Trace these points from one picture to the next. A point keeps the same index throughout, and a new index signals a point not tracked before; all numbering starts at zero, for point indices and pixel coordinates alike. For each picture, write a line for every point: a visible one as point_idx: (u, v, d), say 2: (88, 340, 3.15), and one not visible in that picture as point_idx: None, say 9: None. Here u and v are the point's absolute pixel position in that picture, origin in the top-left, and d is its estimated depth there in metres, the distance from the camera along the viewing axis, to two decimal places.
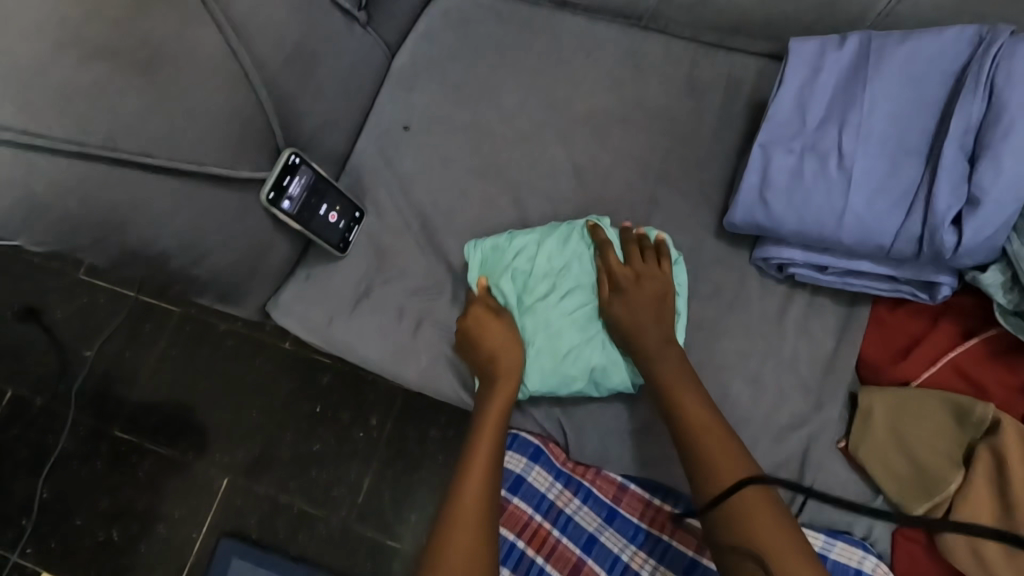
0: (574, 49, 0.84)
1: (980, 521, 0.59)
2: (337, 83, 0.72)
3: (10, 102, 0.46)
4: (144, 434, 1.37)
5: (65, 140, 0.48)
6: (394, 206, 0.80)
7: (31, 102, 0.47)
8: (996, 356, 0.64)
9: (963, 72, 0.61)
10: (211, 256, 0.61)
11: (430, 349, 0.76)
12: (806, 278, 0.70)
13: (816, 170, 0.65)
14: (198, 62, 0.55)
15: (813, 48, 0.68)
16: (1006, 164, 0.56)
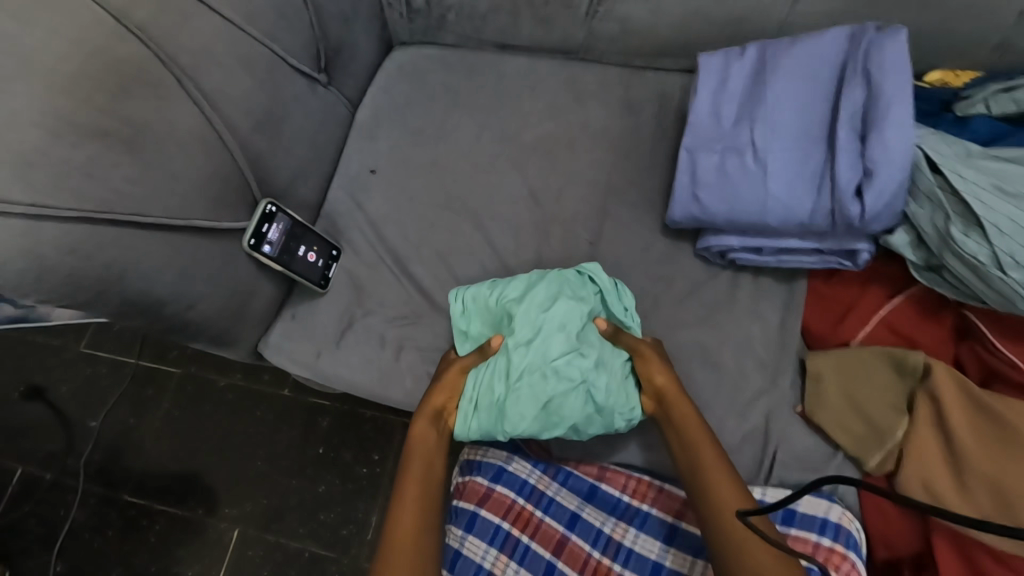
0: (519, 85, 0.93)
1: (930, 459, 0.65)
2: (307, 138, 0.81)
3: (22, 179, 0.52)
4: (153, 497, 1.40)
5: (68, 208, 0.54)
6: (369, 242, 0.88)
7: (37, 178, 0.53)
8: (922, 310, 0.70)
9: (845, 65, 0.70)
10: (202, 299, 0.67)
11: (415, 369, 0.82)
12: (746, 261, 0.77)
13: (737, 164, 0.73)
14: (177, 133, 0.63)
15: (719, 61, 0.77)
16: (891, 140, 0.64)
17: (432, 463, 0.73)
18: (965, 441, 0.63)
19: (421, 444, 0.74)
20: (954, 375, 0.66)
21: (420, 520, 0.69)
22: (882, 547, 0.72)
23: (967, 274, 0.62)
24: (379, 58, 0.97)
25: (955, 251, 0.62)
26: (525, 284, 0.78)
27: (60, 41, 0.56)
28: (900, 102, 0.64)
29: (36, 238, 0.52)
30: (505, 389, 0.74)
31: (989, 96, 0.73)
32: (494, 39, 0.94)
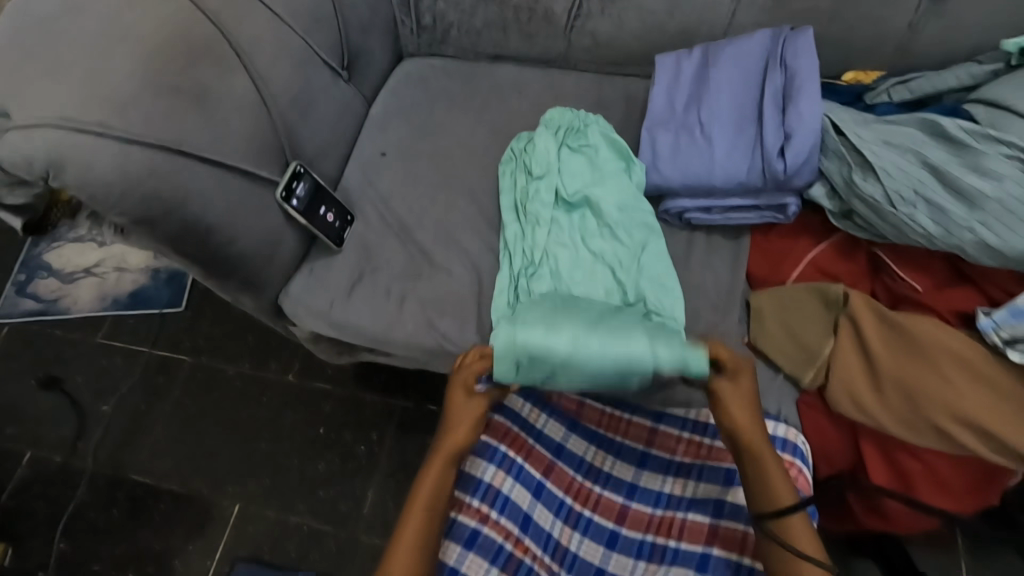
0: (509, 86, 1.10)
1: (849, 369, 0.76)
2: (331, 119, 0.97)
3: (121, 113, 0.67)
4: (159, 478, 1.46)
5: (151, 137, 0.68)
6: (378, 210, 1.01)
7: (131, 114, 0.67)
8: (841, 254, 0.83)
9: (769, 57, 0.87)
10: (242, 234, 0.79)
11: (415, 315, 0.93)
12: (700, 221, 0.90)
13: (687, 137, 0.88)
14: (230, 93, 0.77)
15: (672, 60, 0.94)
16: (804, 110, 0.80)
17: (432, 514, 0.76)
18: (876, 350, 0.75)
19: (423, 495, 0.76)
20: (870, 302, 0.77)
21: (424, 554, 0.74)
22: (824, 465, 0.82)
23: (869, 213, 0.76)
24: (391, 67, 1.14)
25: (857, 193, 0.76)
26: (558, 183, 0.94)
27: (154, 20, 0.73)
28: (809, 81, 0.81)
29: (123, 159, 0.66)
30: (549, 223, 0.92)
31: (889, 88, 0.90)
32: (489, 51, 1.12)
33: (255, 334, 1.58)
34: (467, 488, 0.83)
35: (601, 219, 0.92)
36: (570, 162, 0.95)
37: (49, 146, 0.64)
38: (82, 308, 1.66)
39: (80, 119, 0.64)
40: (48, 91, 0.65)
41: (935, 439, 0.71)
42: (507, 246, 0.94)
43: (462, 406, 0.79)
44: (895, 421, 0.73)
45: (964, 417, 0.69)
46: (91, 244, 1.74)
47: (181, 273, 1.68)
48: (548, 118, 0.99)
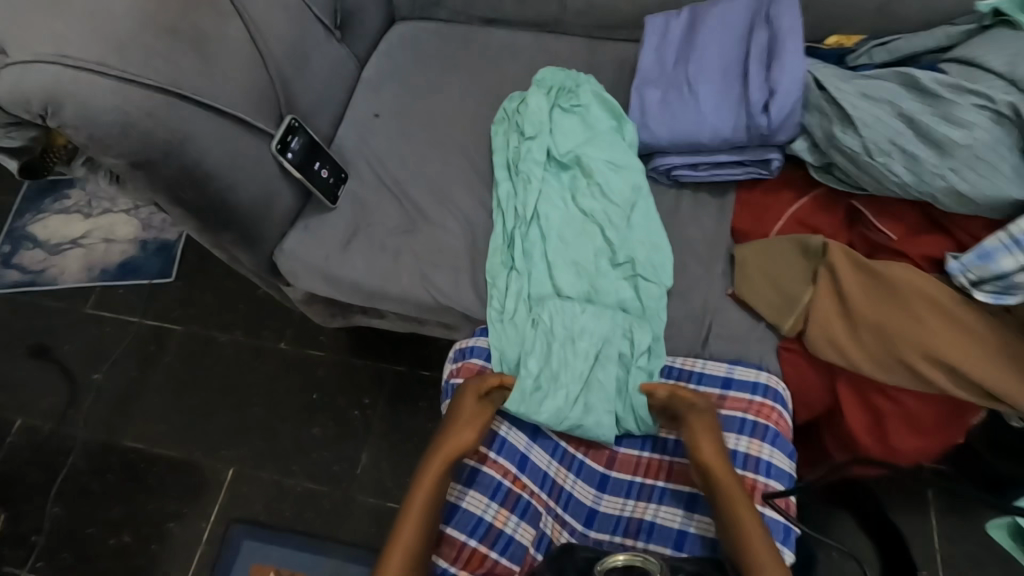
0: (500, 49, 1.12)
1: (827, 314, 0.80)
2: (325, 76, 0.98)
3: (120, 55, 0.68)
4: (153, 443, 1.47)
5: (150, 79, 0.69)
6: (371, 168, 1.02)
7: (130, 55, 0.68)
8: (823, 206, 0.86)
9: (755, 18, 0.90)
10: (239, 182, 0.81)
11: (410, 269, 0.95)
12: (687, 177, 0.93)
13: (675, 95, 0.91)
14: (226, 42, 0.78)
15: (661, 20, 0.96)
16: (787, 67, 0.83)
17: (427, 522, 0.74)
18: (852, 296, 0.79)
19: (419, 500, 0.75)
20: (848, 250, 0.81)
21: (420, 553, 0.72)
22: (803, 410, 0.86)
23: (848, 165, 0.79)
24: (383, 29, 1.15)
25: (838, 146, 0.79)
26: (549, 141, 0.96)
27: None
28: (793, 40, 0.84)
29: (122, 98, 0.67)
30: (541, 179, 0.94)
31: (869, 51, 0.93)
32: (481, 14, 1.13)
33: (247, 303, 1.59)
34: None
35: (590, 178, 0.93)
36: (562, 121, 0.97)
37: (48, 82, 0.64)
38: (69, 278, 1.65)
39: (79, 58, 0.66)
40: (46, 28, 0.66)
41: (905, 376, 0.76)
42: (499, 202, 0.96)
43: (471, 410, 0.80)
44: (869, 361, 0.78)
45: (935, 354, 0.74)
46: (77, 215, 1.72)
47: (172, 244, 1.67)
48: (540, 76, 1.00)
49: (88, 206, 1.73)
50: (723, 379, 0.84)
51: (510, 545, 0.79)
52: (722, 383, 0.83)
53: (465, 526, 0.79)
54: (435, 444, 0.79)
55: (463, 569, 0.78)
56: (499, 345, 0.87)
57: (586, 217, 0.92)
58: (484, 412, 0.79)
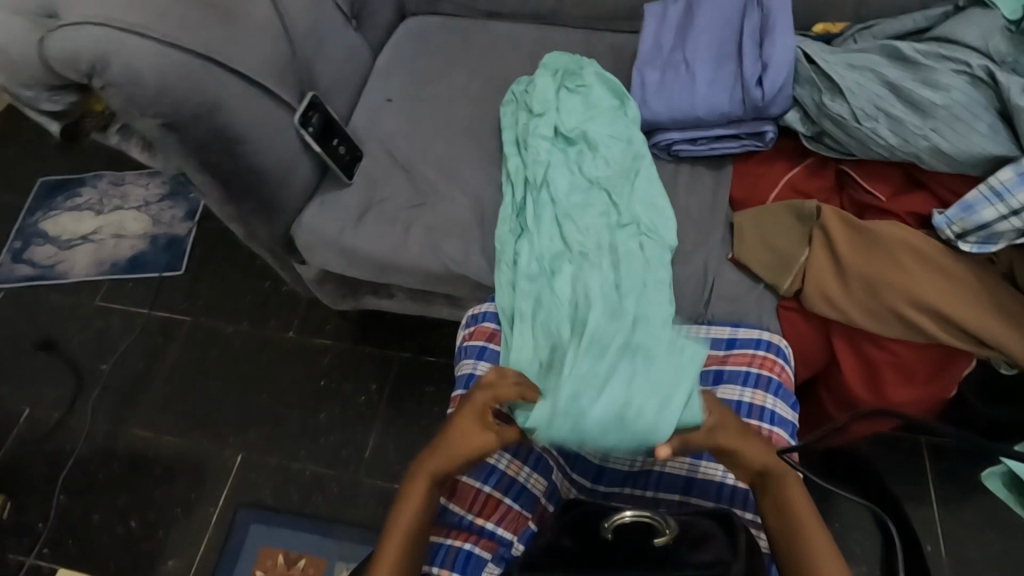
0: (504, 39, 1.18)
1: (823, 273, 0.84)
2: (343, 62, 1.04)
3: (160, 22, 0.73)
4: (160, 432, 1.48)
5: (188, 45, 0.75)
6: (385, 149, 1.07)
7: (171, 24, 0.74)
8: (816, 173, 0.91)
9: (746, 1, 0.96)
10: (265, 147, 0.85)
11: (421, 240, 0.99)
12: (686, 152, 0.98)
13: (673, 75, 0.97)
14: (253, 18, 0.84)
15: (658, 7, 1.03)
16: (779, 43, 0.89)
17: (413, 544, 0.72)
18: (844, 253, 0.83)
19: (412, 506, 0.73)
20: (839, 212, 0.86)
21: (417, 548, 0.72)
22: (802, 368, 0.90)
23: (838, 131, 0.84)
24: (393, 24, 1.22)
25: (827, 114, 0.85)
26: (555, 117, 1.01)
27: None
28: (782, 19, 0.90)
29: (162, 60, 0.72)
30: (548, 154, 0.99)
31: (854, 34, 0.99)
32: (485, 9, 1.20)
33: (255, 294, 1.62)
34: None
35: (595, 151, 0.98)
36: (567, 99, 1.02)
37: (96, 45, 0.70)
38: (79, 272, 1.68)
39: (123, 22, 0.71)
40: None
41: (898, 327, 0.80)
42: (509, 176, 1.01)
43: (475, 431, 0.72)
44: (864, 315, 0.82)
45: (922, 302, 0.78)
46: (89, 212, 1.76)
47: (181, 239, 1.70)
48: (545, 61, 1.06)
49: (100, 203, 1.77)
50: (727, 339, 0.87)
51: (522, 493, 0.83)
52: (726, 342, 0.87)
53: (479, 474, 0.83)
54: (436, 443, 0.75)
55: (478, 515, 0.81)
56: (510, 308, 0.92)
57: (592, 188, 0.96)
58: (485, 439, 0.72)
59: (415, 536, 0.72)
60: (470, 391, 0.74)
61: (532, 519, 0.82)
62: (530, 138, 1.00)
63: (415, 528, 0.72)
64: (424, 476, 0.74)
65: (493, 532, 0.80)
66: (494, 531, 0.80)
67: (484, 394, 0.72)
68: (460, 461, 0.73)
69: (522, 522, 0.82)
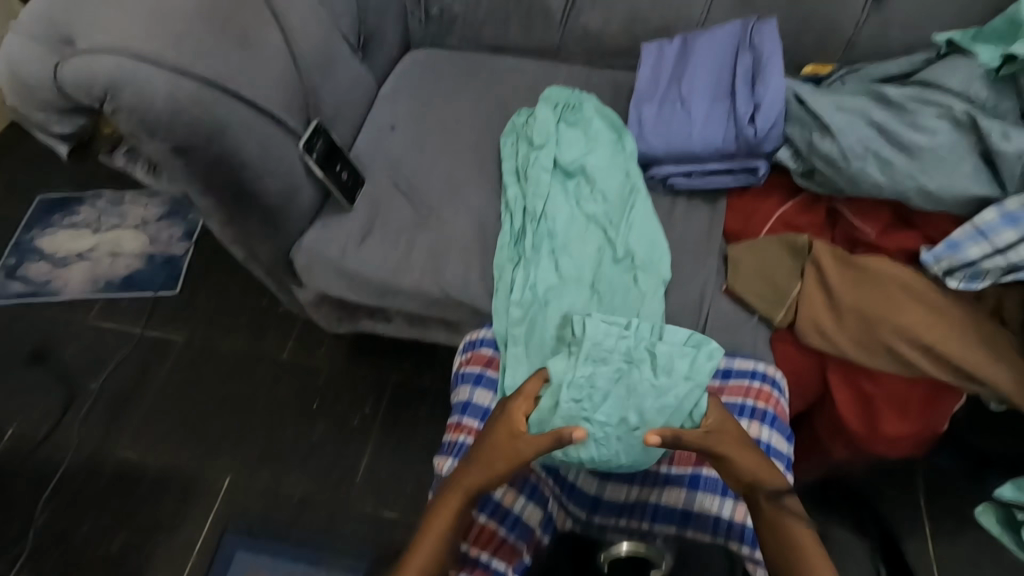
0: (507, 71, 1.21)
1: (816, 305, 0.86)
2: (349, 91, 1.06)
3: (174, 50, 0.75)
4: (147, 453, 1.45)
5: (200, 73, 0.77)
6: (388, 174, 1.09)
7: (185, 52, 0.76)
8: (807, 209, 0.94)
9: (740, 42, 1.00)
10: (270, 171, 0.87)
11: (421, 264, 1.00)
12: (681, 185, 1.01)
13: (669, 111, 1.00)
14: (263, 43, 0.85)
15: (655, 46, 1.07)
16: (770, 83, 0.92)
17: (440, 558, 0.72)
18: (836, 288, 0.85)
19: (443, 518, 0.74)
20: (828, 245, 0.89)
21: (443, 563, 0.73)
22: (797, 399, 0.91)
23: (828, 169, 0.87)
24: (399, 53, 1.25)
25: (818, 152, 0.87)
26: (555, 148, 1.03)
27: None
28: (774, 60, 0.93)
29: (174, 86, 0.74)
30: (548, 184, 1.01)
31: (840, 78, 1.03)
32: (489, 41, 1.23)
33: (250, 314, 1.61)
34: (473, 416, 0.91)
35: (593, 185, 1.01)
36: (566, 131, 1.05)
37: (109, 70, 0.71)
38: (73, 289, 1.67)
39: (138, 50, 0.73)
40: (110, 24, 0.74)
41: (889, 360, 0.82)
42: (508, 205, 1.02)
43: (506, 441, 0.74)
44: (855, 348, 0.83)
45: (912, 336, 0.80)
46: (86, 230, 1.76)
47: (178, 258, 1.70)
48: (545, 94, 1.09)
49: (97, 221, 1.77)
50: (723, 370, 0.88)
51: (517, 523, 0.82)
52: (722, 372, 0.88)
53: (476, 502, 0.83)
54: (470, 454, 0.77)
55: (473, 546, 0.80)
56: (507, 335, 0.93)
57: (588, 220, 0.99)
58: (515, 453, 0.73)
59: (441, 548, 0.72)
60: (507, 408, 0.77)
61: (526, 551, 0.81)
62: (530, 169, 1.02)
63: (443, 542, 0.73)
64: (457, 489, 0.75)
65: (488, 564, 0.79)
66: (488, 563, 0.79)
67: (519, 404, 0.78)
68: (491, 478, 0.74)
69: (517, 555, 0.80)
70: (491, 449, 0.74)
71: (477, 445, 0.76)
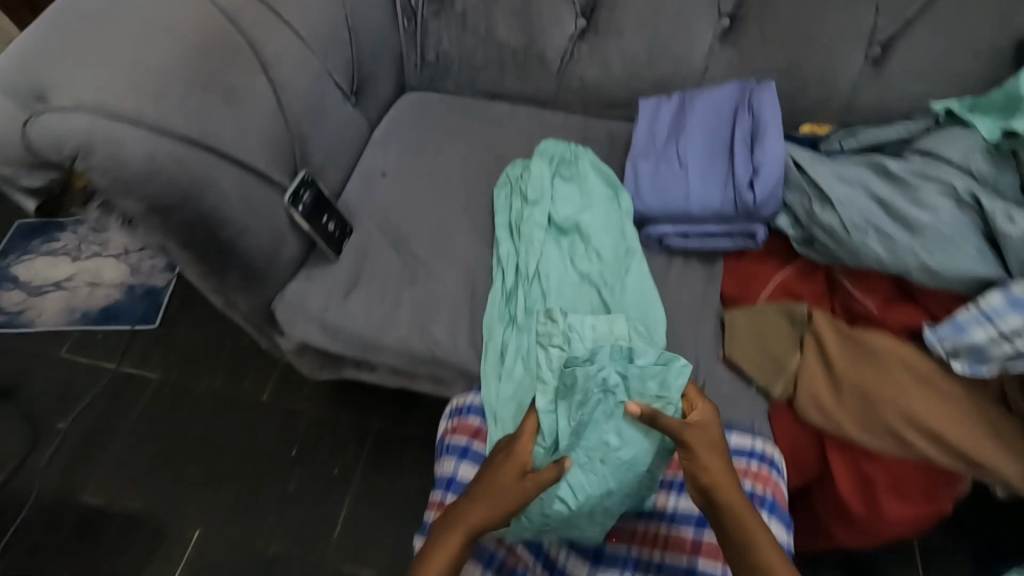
0: (503, 119, 1.19)
1: (816, 380, 0.83)
2: (339, 140, 1.04)
3: (153, 105, 0.72)
4: (114, 499, 1.37)
5: (183, 130, 0.73)
6: (377, 224, 1.06)
7: (166, 107, 0.73)
8: (806, 276, 0.91)
9: (740, 104, 0.98)
10: (252, 229, 0.83)
11: (408, 321, 0.96)
12: (678, 246, 0.98)
13: (665, 171, 0.98)
14: (248, 93, 0.81)
15: (653, 103, 1.05)
16: (770, 149, 0.91)
17: None
18: (837, 363, 0.82)
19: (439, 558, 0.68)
20: (828, 318, 0.86)
21: None
22: (795, 476, 0.88)
23: (829, 240, 0.85)
24: (393, 97, 1.22)
25: (818, 223, 0.86)
26: (550, 203, 1.00)
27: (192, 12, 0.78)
28: (773, 125, 0.92)
29: (152, 146, 0.71)
30: (541, 240, 0.98)
31: (840, 138, 1.02)
32: (485, 88, 1.21)
33: (231, 352, 1.55)
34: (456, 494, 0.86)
35: (589, 243, 0.98)
36: (562, 186, 1.02)
37: (83, 131, 0.68)
38: (47, 321, 1.61)
39: (115, 108, 0.70)
40: (86, 80, 0.70)
41: (891, 443, 0.78)
42: (500, 261, 1.00)
43: (512, 484, 0.70)
44: (856, 427, 0.80)
45: (914, 418, 0.77)
46: (65, 259, 1.70)
47: (158, 291, 1.64)
48: (540, 147, 1.07)
49: (77, 250, 1.71)
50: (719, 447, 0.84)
51: None
52: None
53: None
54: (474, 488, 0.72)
55: None
56: (494, 401, 0.89)
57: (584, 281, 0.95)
58: (523, 491, 0.70)
59: None
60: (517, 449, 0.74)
61: None
62: (525, 224, 0.99)
63: None
64: (460, 529, 0.69)
65: None
66: None
67: (524, 444, 0.74)
68: (500, 519, 0.70)
69: None
70: (500, 493, 0.70)
71: (479, 480, 0.72)
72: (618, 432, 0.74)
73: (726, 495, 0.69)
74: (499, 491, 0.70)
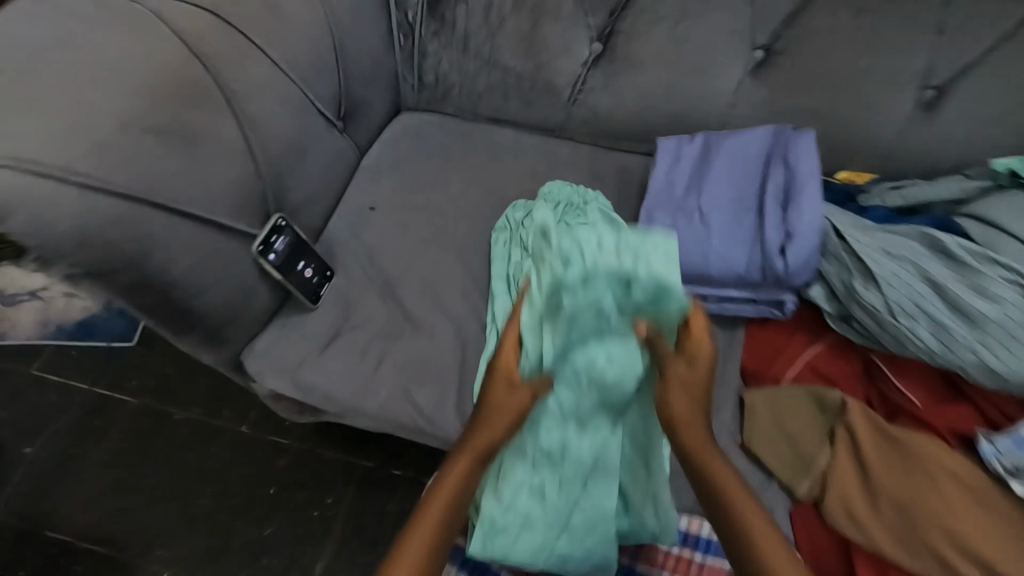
0: (506, 150, 1.07)
1: (847, 482, 0.74)
2: (321, 176, 0.93)
3: (89, 157, 0.62)
4: (81, 535, 1.29)
5: (122, 185, 0.63)
6: (361, 268, 0.95)
7: (106, 160, 0.63)
8: (839, 356, 0.81)
9: (771, 153, 0.88)
10: (210, 289, 0.74)
11: (390, 384, 0.86)
12: (694, 308, 0.87)
13: (685, 224, 0.86)
14: (210, 137, 0.72)
15: (673, 144, 0.94)
16: (805, 210, 0.80)
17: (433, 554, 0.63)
18: (873, 464, 0.73)
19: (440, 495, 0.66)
20: (865, 411, 0.76)
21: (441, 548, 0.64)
22: None
23: (869, 321, 0.75)
24: (386, 119, 1.11)
25: (858, 301, 0.76)
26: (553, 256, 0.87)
27: (141, 48, 0.68)
28: (810, 182, 0.81)
29: (86, 206, 0.61)
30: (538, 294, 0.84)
31: (882, 193, 0.92)
32: (488, 112, 1.09)
33: (210, 378, 1.45)
34: None
35: None
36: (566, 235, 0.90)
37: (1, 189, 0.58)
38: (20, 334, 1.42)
39: (41, 161, 0.59)
40: (9, 127, 0.60)
41: (935, 567, 0.68)
42: (494, 318, 0.89)
43: (504, 398, 0.71)
44: (892, 541, 0.70)
45: (962, 541, 0.67)
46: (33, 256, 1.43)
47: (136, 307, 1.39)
48: (544, 190, 0.97)
49: None
50: None
51: None
52: None
53: None
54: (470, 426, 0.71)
55: None
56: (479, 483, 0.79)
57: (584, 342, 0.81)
58: (515, 403, 0.70)
59: (442, 530, 0.64)
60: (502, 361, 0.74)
61: None
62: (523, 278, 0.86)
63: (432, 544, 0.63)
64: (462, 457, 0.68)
65: None
66: None
67: (507, 354, 0.75)
68: (495, 439, 0.69)
69: None
70: (494, 405, 0.70)
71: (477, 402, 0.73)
72: (602, 347, 0.73)
73: (707, 462, 0.63)
74: (492, 404, 0.71)
